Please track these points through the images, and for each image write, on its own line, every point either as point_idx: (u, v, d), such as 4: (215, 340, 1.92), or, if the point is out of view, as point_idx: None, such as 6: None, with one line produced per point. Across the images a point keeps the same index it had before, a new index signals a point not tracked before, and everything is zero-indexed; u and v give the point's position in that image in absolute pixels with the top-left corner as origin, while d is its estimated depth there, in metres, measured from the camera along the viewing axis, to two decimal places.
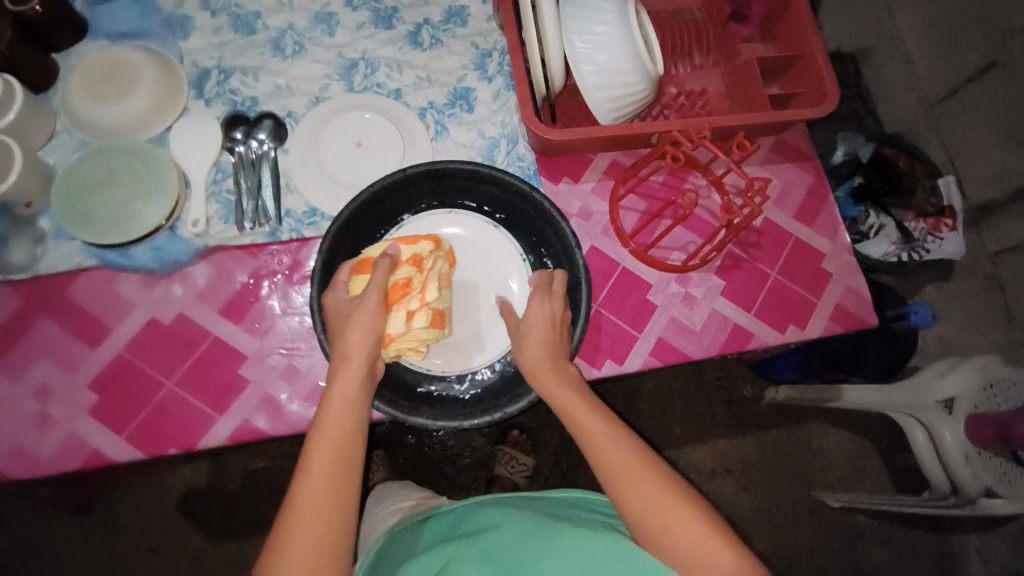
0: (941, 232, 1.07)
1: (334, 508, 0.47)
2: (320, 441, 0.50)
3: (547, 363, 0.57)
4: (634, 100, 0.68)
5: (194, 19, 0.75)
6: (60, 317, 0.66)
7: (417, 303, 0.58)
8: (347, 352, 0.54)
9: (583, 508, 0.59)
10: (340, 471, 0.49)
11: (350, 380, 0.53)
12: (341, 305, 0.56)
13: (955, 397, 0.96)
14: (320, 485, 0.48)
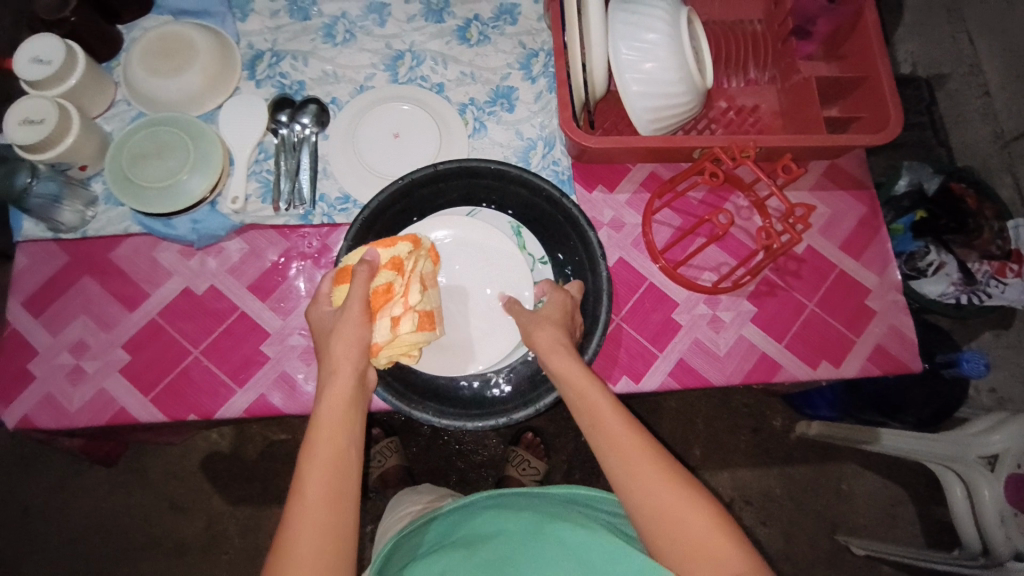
0: (1006, 278, 0.99)
1: (333, 527, 0.44)
2: (314, 455, 0.46)
3: (563, 342, 0.56)
4: (676, 112, 0.66)
5: (254, 2, 0.78)
6: (103, 278, 0.69)
7: (401, 308, 0.56)
8: (332, 363, 0.51)
9: (585, 511, 0.58)
10: (336, 486, 0.45)
11: (339, 392, 0.50)
12: (322, 317, 0.56)
13: (1000, 454, 0.89)
14: (316, 502, 0.44)
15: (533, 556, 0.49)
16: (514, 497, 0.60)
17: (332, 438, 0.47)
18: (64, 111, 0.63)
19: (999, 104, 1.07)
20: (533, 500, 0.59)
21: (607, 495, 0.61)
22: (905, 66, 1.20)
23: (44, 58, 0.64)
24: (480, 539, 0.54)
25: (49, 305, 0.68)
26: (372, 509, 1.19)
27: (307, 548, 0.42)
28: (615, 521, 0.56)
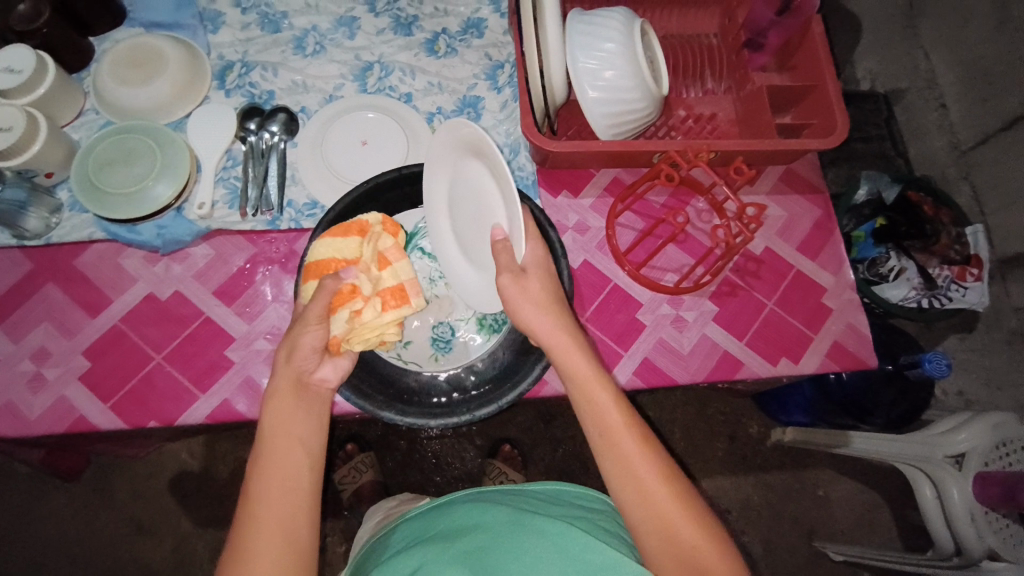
0: (965, 282, 1.03)
1: (286, 528, 0.44)
2: (264, 459, 0.47)
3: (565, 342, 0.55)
4: (634, 117, 0.68)
5: (225, 15, 0.79)
6: (66, 285, 0.69)
7: (362, 302, 0.57)
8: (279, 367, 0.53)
9: (560, 505, 0.60)
10: (290, 487, 0.46)
11: (293, 373, 0.52)
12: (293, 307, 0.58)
13: (966, 452, 0.91)
14: (269, 505, 0.45)
15: (510, 546, 0.51)
16: (492, 493, 0.62)
17: (284, 440, 0.48)
18: (31, 119, 0.64)
19: (954, 115, 1.11)
20: (510, 496, 0.61)
21: (582, 490, 0.64)
22: (865, 81, 1.27)
23: (16, 68, 0.65)
24: (460, 530, 0.56)
25: (9, 312, 0.67)
26: (348, 526, 1.17)
27: (257, 549, 0.43)
28: (593, 515, 0.58)
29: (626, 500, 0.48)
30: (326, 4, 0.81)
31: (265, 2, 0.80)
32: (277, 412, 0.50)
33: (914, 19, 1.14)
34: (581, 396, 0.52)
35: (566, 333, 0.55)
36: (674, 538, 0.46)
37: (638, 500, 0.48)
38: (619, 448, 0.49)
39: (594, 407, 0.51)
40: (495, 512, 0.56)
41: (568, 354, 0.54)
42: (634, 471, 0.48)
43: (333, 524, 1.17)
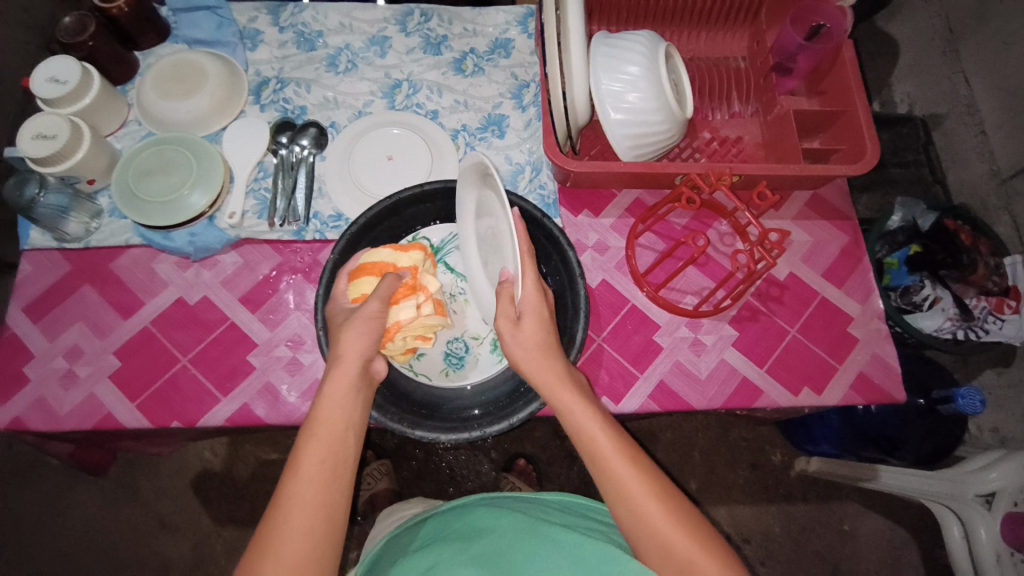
0: (1003, 314, 0.99)
1: (321, 520, 0.44)
2: (310, 443, 0.47)
3: (561, 376, 0.54)
4: (656, 139, 0.68)
5: (264, 34, 0.83)
6: (102, 287, 0.72)
7: (424, 296, 0.61)
8: (340, 353, 0.52)
9: (575, 516, 0.59)
10: (322, 485, 0.45)
11: (349, 365, 0.52)
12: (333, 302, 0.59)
13: (997, 491, 0.87)
14: (305, 494, 0.44)
15: (526, 552, 0.51)
16: (507, 499, 0.62)
17: (331, 430, 0.48)
18: (75, 128, 0.67)
19: (995, 142, 1.07)
20: (524, 503, 0.61)
21: (596, 503, 0.63)
22: (903, 105, 1.24)
23: (60, 78, 0.68)
24: (474, 534, 0.55)
25: (47, 311, 0.70)
26: (361, 534, 1.18)
27: (290, 537, 0.43)
28: (606, 528, 0.58)
29: (621, 515, 0.48)
30: (360, 23, 0.84)
31: (302, 21, 0.83)
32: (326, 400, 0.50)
33: (955, 44, 1.11)
34: (569, 419, 0.52)
35: (555, 364, 0.54)
36: (672, 558, 0.45)
37: (635, 523, 0.47)
38: (609, 468, 0.49)
39: (581, 432, 0.51)
40: (509, 519, 0.56)
41: (550, 384, 0.53)
42: (627, 491, 0.47)
43: (346, 532, 1.18)
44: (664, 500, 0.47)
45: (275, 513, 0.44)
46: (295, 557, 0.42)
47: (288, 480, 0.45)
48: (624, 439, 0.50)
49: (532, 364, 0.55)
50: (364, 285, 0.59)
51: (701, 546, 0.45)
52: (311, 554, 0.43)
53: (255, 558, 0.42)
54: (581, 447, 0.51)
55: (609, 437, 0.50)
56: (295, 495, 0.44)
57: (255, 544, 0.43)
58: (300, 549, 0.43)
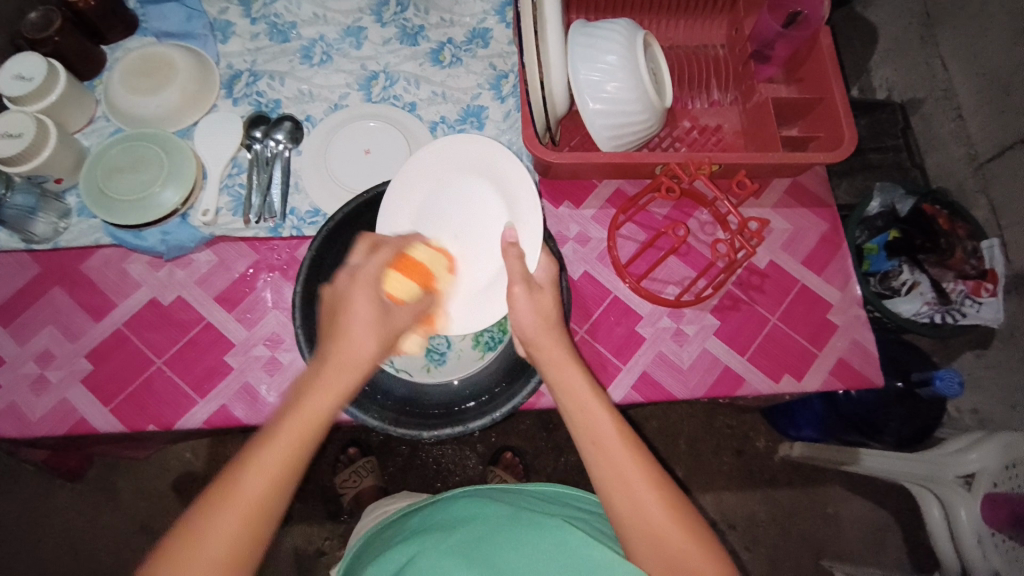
0: (980, 296, 1.01)
1: (273, 493, 0.43)
2: (283, 435, 0.44)
3: (565, 359, 0.55)
4: (636, 130, 0.68)
5: (235, 25, 0.81)
6: (71, 289, 0.70)
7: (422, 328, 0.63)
8: (346, 340, 0.50)
9: (558, 505, 0.60)
10: (275, 485, 0.43)
11: (347, 355, 0.49)
12: (366, 286, 0.53)
13: (976, 472, 0.89)
14: (256, 490, 0.42)
15: (507, 537, 0.51)
16: (490, 491, 0.62)
17: (307, 419, 0.46)
18: (42, 126, 0.65)
19: (972, 127, 1.08)
20: (508, 494, 0.61)
21: (579, 492, 0.64)
22: (882, 92, 1.25)
23: (27, 75, 0.67)
24: (456, 524, 0.55)
25: (16, 314, 0.69)
26: (349, 530, 1.17)
27: (238, 504, 0.42)
28: (588, 516, 0.58)
29: (614, 505, 0.47)
30: (335, 14, 0.82)
31: (274, 12, 0.81)
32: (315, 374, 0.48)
33: (932, 29, 1.12)
34: (572, 399, 0.52)
35: (563, 346, 0.55)
36: (661, 546, 0.45)
37: (627, 509, 0.47)
38: (608, 455, 0.48)
39: (582, 416, 0.51)
40: (492, 509, 0.56)
41: (558, 366, 0.54)
42: (622, 477, 0.47)
43: (334, 529, 1.17)
44: (657, 489, 0.47)
45: (230, 480, 0.42)
46: (238, 528, 0.41)
47: (251, 450, 0.43)
48: (627, 429, 0.50)
49: (544, 344, 0.55)
50: (405, 291, 0.57)
51: (690, 539, 0.45)
52: (252, 527, 0.42)
53: (200, 522, 0.41)
54: (577, 431, 0.51)
55: (609, 421, 0.50)
56: (257, 469, 0.43)
57: (188, 521, 0.41)
58: (243, 518, 0.41)
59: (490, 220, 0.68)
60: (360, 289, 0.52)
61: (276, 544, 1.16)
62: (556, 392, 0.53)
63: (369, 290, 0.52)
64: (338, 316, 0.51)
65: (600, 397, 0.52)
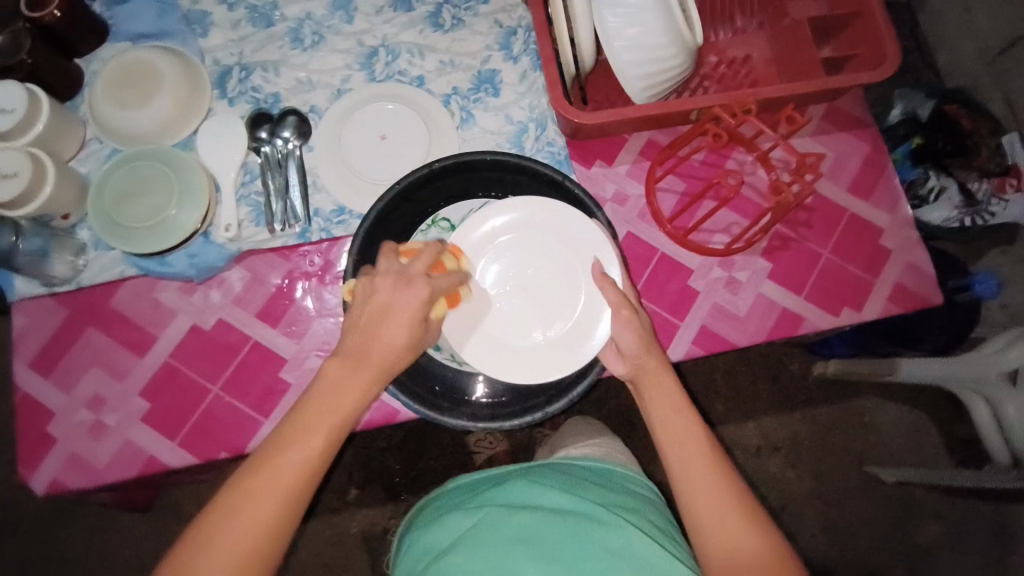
0: (1006, 194, 0.97)
1: (293, 492, 0.45)
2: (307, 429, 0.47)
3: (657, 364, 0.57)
4: (668, 76, 0.63)
5: (213, 15, 0.74)
6: (106, 327, 0.67)
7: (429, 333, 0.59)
8: (371, 343, 0.49)
9: (616, 489, 0.58)
10: (296, 479, 0.46)
11: (369, 359, 0.49)
12: (403, 289, 0.50)
13: (1021, 367, 0.90)
14: (279, 482, 0.45)
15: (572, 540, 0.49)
16: (540, 469, 0.60)
17: (329, 419, 0.47)
18: (37, 163, 0.61)
19: (981, 17, 1.03)
20: (566, 475, 0.59)
21: (640, 478, 0.62)
22: None
23: (6, 108, 0.61)
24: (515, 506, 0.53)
25: (56, 363, 0.66)
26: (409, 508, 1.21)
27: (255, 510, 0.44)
28: (646, 506, 0.56)
29: (693, 508, 0.50)
30: None
31: None
32: (346, 371, 0.48)
33: None
34: (665, 406, 0.54)
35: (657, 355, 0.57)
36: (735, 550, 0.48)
37: (706, 514, 0.49)
38: (697, 472, 0.51)
39: (677, 429, 0.53)
40: (553, 498, 0.54)
41: (656, 373, 0.56)
42: (705, 486, 0.50)
43: (394, 510, 1.20)
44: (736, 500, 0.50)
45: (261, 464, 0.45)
46: (258, 511, 0.44)
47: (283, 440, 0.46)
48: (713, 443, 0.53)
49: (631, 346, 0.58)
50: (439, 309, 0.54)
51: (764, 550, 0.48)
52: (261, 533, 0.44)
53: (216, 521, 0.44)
54: (667, 443, 0.53)
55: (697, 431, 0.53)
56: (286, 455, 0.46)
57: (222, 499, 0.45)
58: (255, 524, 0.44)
59: (559, 274, 0.65)
60: (394, 289, 0.50)
61: (342, 530, 1.20)
62: (648, 404, 0.55)
63: (411, 291, 0.50)
64: (374, 317, 0.49)
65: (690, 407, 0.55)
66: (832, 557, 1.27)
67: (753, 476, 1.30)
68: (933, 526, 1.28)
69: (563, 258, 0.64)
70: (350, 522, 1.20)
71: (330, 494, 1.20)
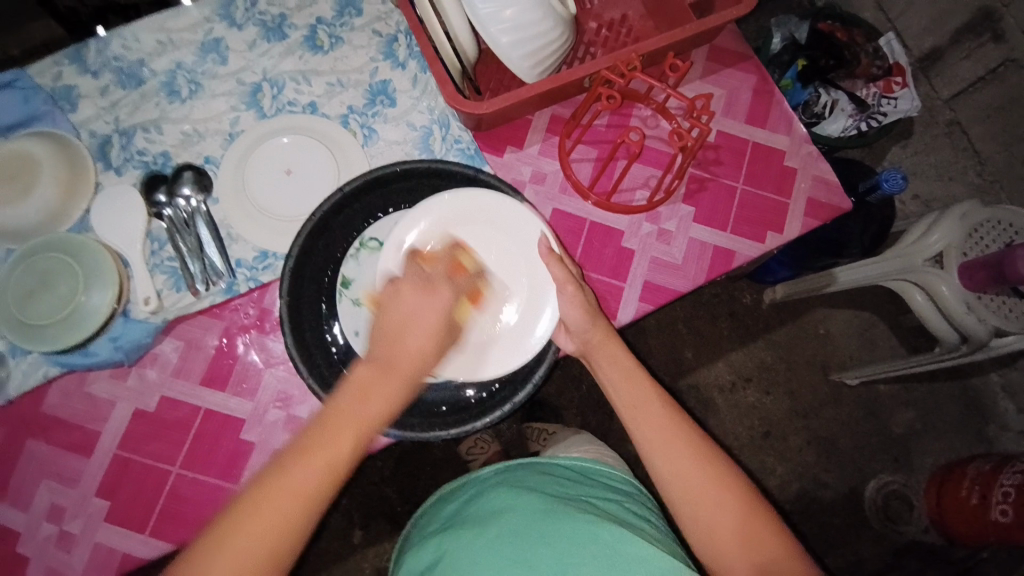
0: (894, 93, 1.07)
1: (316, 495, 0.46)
2: (339, 422, 0.47)
3: (608, 335, 0.61)
4: (552, 48, 0.64)
5: (78, 87, 0.70)
6: (44, 435, 0.63)
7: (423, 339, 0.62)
8: (405, 346, 0.52)
9: (589, 485, 0.59)
10: (326, 477, 0.46)
11: (406, 358, 0.51)
12: (429, 292, 0.55)
13: (944, 250, 0.97)
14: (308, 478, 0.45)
15: (548, 534, 0.49)
16: (523, 472, 0.60)
17: (362, 406, 0.48)
18: None
19: None
20: (540, 475, 0.59)
21: (613, 470, 0.63)
22: None
23: None
24: (492, 515, 0.53)
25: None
26: None
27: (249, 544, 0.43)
28: (618, 498, 0.57)
29: (660, 467, 0.54)
30: (180, 34, 0.72)
31: (113, 56, 0.71)
32: (381, 378, 0.50)
33: None
34: (625, 379, 0.59)
35: (604, 331, 0.61)
36: (693, 494, 0.52)
37: (668, 466, 0.54)
38: (649, 416, 0.56)
39: (627, 386, 0.58)
40: (528, 497, 0.54)
41: (605, 345, 0.60)
42: (663, 441, 0.55)
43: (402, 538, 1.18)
44: (694, 449, 0.54)
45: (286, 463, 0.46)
46: (283, 511, 0.44)
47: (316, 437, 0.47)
48: (665, 397, 0.58)
49: (573, 317, 0.61)
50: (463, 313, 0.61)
51: (723, 487, 0.53)
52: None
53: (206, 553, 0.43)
54: (617, 398, 0.59)
55: (649, 391, 0.58)
56: (322, 446, 0.46)
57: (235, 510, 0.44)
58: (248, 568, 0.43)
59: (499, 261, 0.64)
60: (431, 298, 0.54)
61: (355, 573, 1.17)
62: (598, 367, 0.61)
63: (438, 297, 0.55)
64: (403, 321, 0.53)
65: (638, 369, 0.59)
66: (822, 466, 1.34)
67: (732, 410, 1.35)
68: (902, 411, 1.36)
69: (500, 249, 0.64)
70: (360, 562, 1.17)
71: (333, 540, 1.18)
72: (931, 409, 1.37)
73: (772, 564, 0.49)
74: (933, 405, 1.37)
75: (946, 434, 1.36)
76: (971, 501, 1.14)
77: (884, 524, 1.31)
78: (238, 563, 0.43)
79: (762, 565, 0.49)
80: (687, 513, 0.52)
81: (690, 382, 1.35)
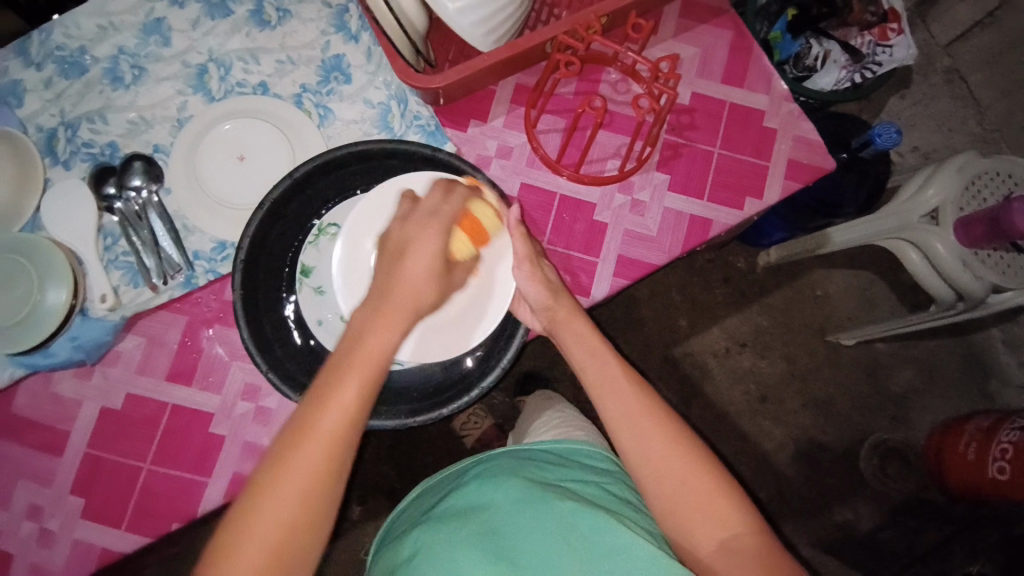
0: (889, 40, 0.99)
1: (332, 460, 0.46)
2: (345, 373, 0.48)
3: (574, 308, 0.60)
4: (507, 13, 0.59)
5: (22, 80, 0.67)
6: (15, 436, 0.63)
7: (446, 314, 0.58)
8: (403, 281, 0.52)
9: (569, 467, 0.58)
10: (338, 435, 0.46)
11: (404, 300, 0.52)
12: (425, 228, 0.54)
13: (940, 206, 0.92)
14: (318, 440, 0.46)
15: (528, 525, 0.48)
16: (504, 458, 0.59)
17: (366, 358, 0.49)
18: None
19: None
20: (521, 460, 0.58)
21: (595, 448, 0.62)
22: None
23: None
24: (472, 504, 0.52)
25: None
26: None
27: (279, 509, 0.44)
28: (600, 480, 0.56)
29: (626, 445, 0.53)
30: (122, 17, 0.68)
31: (54, 45, 0.67)
32: (374, 315, 0.51)
33: None
34: (591, 354, 0.58)
35: (571, 310, 0.60)
36: (656, 470, 0.52)
37: (632, 441, 0.53)
38: (615, 392, 0.55)
39: (591, 363, 0.58)
40: (508, 486, 0.52)
41: (571, 320, 0.59)
42: (628, 418, 0.54)
43: None
44: (659, 425, 0.53)
45: (301, 431, 0.46)
46: (303, 480, 0.45)
47: (321, 399, 0.47)
48: (630, 371, 0.57)
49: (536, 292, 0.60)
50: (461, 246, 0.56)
51: (688, 463, 0.52)
52: (277, 555, 0.44)
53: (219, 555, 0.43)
54: (586, 375, 0.58)
55: (616, 366, 0.57)
56: (328, 405, 0.47)
57: (254, 486, 0.45)
58: (279, 532, 0.44)
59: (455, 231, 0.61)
60: (424, 228, 0.54)
61: (357, 550, 1.19)
62: (564, 343, 0.60)
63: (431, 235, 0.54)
64: (396, 252, 0.54)
65: (605, 346, 0.58)
66: (819, 427, 1.33)
67: (728, 376, 1.34)
68: (902, 370, 1.35)
69: None
70: (361, 538, 1.19)
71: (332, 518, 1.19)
72: (931, 367, 1.35)
73: (732, 538, 0.49)
74: (933, 363, 1.35)
75: (947, 391, 1.34)
76: (968, 458, 1.14)
77: (880, 481, 1.31)
78: (264, 534, 0.44)
79: (722, 541, 0.49)
80: (653, 490, 0.52)
81: (684, 350, 1.34)
